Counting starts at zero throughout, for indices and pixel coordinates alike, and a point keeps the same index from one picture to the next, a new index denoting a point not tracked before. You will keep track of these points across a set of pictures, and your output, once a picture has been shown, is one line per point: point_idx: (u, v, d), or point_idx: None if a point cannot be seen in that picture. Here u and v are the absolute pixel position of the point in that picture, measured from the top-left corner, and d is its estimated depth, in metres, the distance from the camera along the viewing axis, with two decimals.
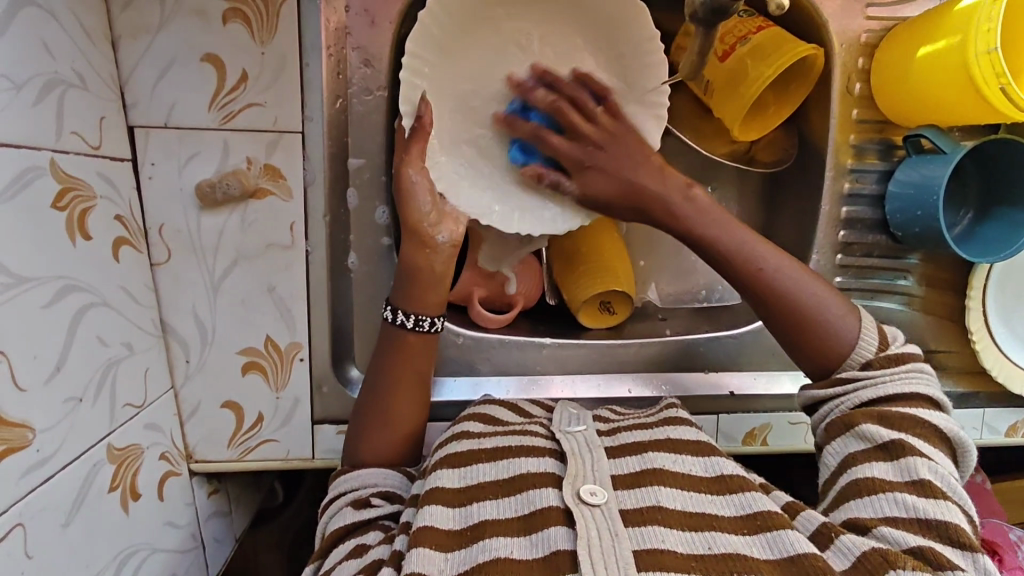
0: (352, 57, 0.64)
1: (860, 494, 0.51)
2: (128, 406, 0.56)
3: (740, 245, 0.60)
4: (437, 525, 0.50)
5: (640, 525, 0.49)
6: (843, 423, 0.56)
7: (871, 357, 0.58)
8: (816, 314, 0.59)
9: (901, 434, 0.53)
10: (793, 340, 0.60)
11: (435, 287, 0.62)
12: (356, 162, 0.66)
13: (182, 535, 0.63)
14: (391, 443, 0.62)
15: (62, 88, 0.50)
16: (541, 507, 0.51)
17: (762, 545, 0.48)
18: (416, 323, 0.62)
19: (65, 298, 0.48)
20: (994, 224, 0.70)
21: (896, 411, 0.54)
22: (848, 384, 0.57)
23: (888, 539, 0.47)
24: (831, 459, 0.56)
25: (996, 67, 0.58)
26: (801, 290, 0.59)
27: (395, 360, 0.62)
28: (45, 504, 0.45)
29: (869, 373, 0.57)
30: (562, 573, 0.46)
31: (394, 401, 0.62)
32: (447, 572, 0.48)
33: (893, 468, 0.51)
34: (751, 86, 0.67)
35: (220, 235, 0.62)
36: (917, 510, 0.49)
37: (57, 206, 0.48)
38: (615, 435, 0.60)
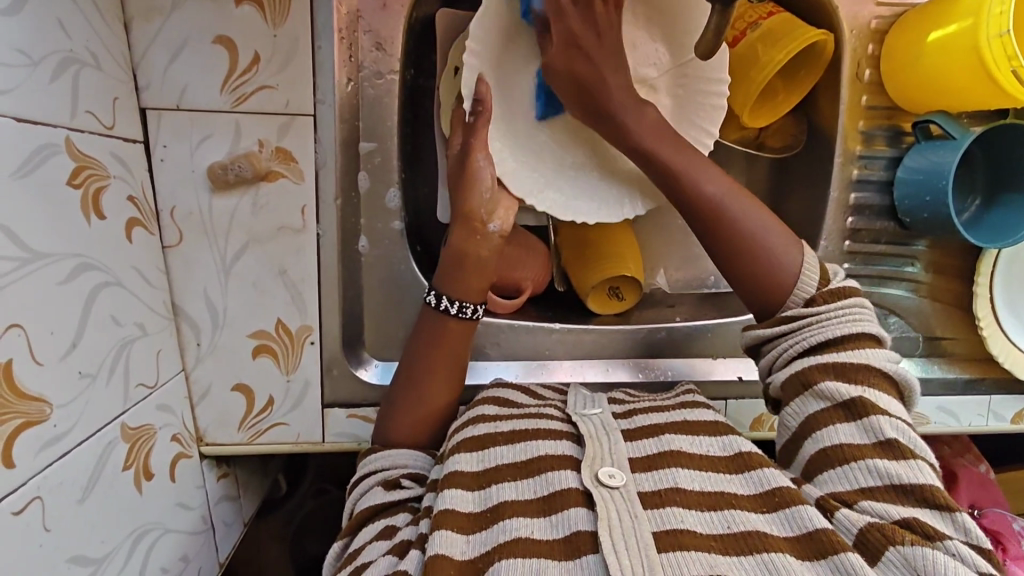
0: (363, 40, 0.64)
1: (833, 464, 0.51)
2: (141, 386, 0.56)
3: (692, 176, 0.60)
4: (458, 508, 0.51)
5: (659, 506, 0.49)
6: (800, 379, 0.55)
7: (814, 294, 0.57)
8: (754, 245, 0.59)
9: (860, 390, 0.53)
10: (735, 271, 0.60)
11: (477, 269, 0.62)
12: (367, 146, 0.66)
13: (194, 517, 0.64)
14: (424, 426, 0.63)
15: (76, 66, 0.50)
16: (559, 488, 0.51)
17: (781, 521, 0.48)
18: (458, 311, 0.62)
19: (80, 275, 0.48)
20: (1001, 210, 0.71)
21: (847, 356, 0.54)
22: (792, 323, 0.57)
23: (873, 513, 0.48)
24: (792, 420, 0.55)
25: (1008, 50, 0.59)
26: (754, 229, 0.59)
27: (433, 346, 0.63)
28: (62, 479, 0.45)
29: (812, 313, 0.56)
30: (583, 554, 0.46)
31: (426, 385, 0.62)
32: (469, 552, 0.48)
33: (858, 431, 0.51)
34: (761, 72, 0.67)
35: (232, 217, 0.62)
36: (891, 476, 0.49)
37: (72, 183, 0.49)
38: (631, 417, 0.60)
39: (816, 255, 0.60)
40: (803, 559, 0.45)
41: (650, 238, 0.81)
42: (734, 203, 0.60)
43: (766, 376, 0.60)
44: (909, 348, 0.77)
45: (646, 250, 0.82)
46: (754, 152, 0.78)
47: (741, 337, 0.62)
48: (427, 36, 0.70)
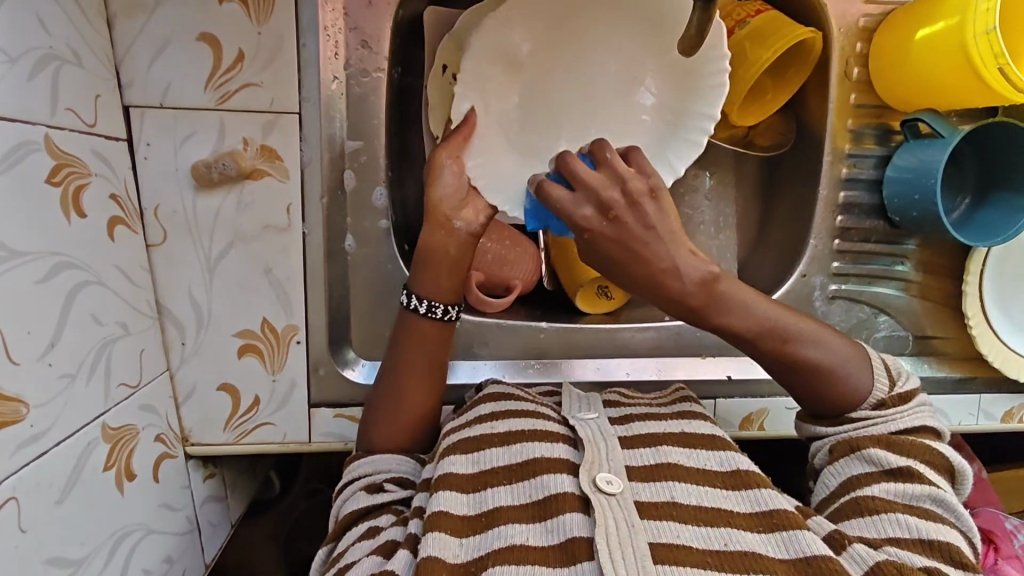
0: (349, 38, 0.64)
1: (863, 513, 0.51)
2: (124, 386, 0.56)
3: (751, 310, 0.55)
4: (451, 510, 0.50)
5: (656, 519, 0.49)
6: (848, 445, 0.56)
7: (885, 396, 0.58)
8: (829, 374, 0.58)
9: (909, 460, 0.53)
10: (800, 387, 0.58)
11: (445, 270, 0.61)
12: (354, 144, 0.66)
13: (179, 518, 0.63)
14: (409, 428, 0.62)
15: (56, 63, 0.49)
16: (556, 492, 0.51)
17: (777, 545, 0.47)
18: (428, 310, 0.62)
19: (60, 274, 0.48)
20: (991, 208, 0.70)
21: (907, 439, 0.55)
22: (860, 422, 0.57)
23: (896, 555, 0.48)
24: (832, 480, 0.56)
25: (993, 47, 0.58)
26: (823, 357, 0.57)
27: (405, 349, 0.62)
28: (39, 480, 0.45)
29: (875, 414, 0.57)
30: (579, 561, 0.46)
31: (404, 390, 0.62)
32: (462, 556, 0.48)
33: (896, 492, 0.52)
34: (748, 70, 0.67)
35: (217, 215, 0.62)
36: (921, 530, 0.49)
37: (52, 181, 0.48)
38: (627, 423, 0.60)
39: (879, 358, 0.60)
40: None
41: None
42: (810, 343, 0.58)
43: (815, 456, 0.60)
44: (899, 347, 0.77)
45: None
46: (744, 149, 0.80)
47: (797, 429, 0.62)
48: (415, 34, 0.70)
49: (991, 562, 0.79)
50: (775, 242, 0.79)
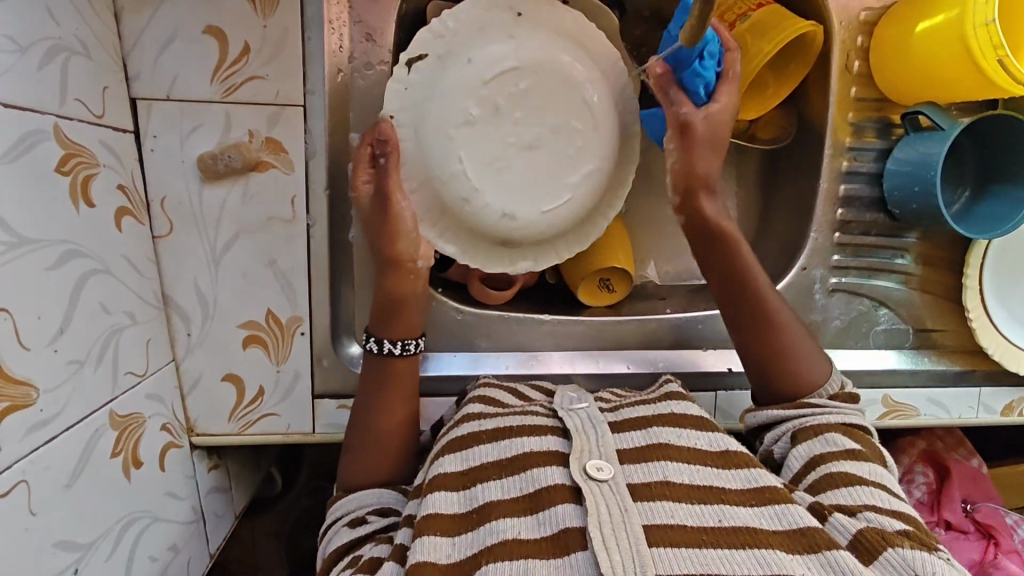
0: (353, 32, 0.64)
1: (839, 483, 0.53)
2: (130, 374, 0.56)
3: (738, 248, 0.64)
4: (442, 511, 0.51)
5: (649, 500, 0.50)
6: (811, 430, 0.58)
7: (835, 391, 0.62)
8: (786, 345, 0.63)
9: (862, 446, 0.57)
10: (773, 387, 0.63)
11: (412, 304, 0.64)
12: (357, 137, 0.66)
13: (184, 507, 0.64)
14: (388, 461, 0.63)
15: (65, 54, 0.50)
16: (546, 485, 0.51)
17: (771, 516, 0.49)
18: (401, 349, 0.63)
19: (69, 261, 0.49)
20: (991, 201, 0.71)
21: (856, 431, 0.59)
22: (815, 409, 0.60)
23: (873, 521, 0.49)
24: (796, 462, 0.58)
25: (993, 39, 0.59)
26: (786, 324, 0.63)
27: (381, 387, 0.63)
28: (48, 464, 0.45)
29: (825, 403, 0.61)
30: (573, 552, 0.46)
31: (380, 424, 0.62)
32: (453, 556, 0.48)
33: (863, 468, 0.54)
34: (750, 63, 0.67)
35: (222, 207, 0.63)
36: (890, 502, 0.52)
37: (60, 170, 0.49)
38: (617, 410, 0.61)
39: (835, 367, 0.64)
40: (793, 554, 0.46)
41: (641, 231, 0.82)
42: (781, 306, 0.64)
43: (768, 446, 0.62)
44: (899, 340, 0.77)
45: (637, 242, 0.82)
46: (746, 144, 0.77)
47: (745, 419, 0.65)
48: (418, 29, 0.71)
49: (991, 558, 0.80)
50: (777, 236, 0.79)
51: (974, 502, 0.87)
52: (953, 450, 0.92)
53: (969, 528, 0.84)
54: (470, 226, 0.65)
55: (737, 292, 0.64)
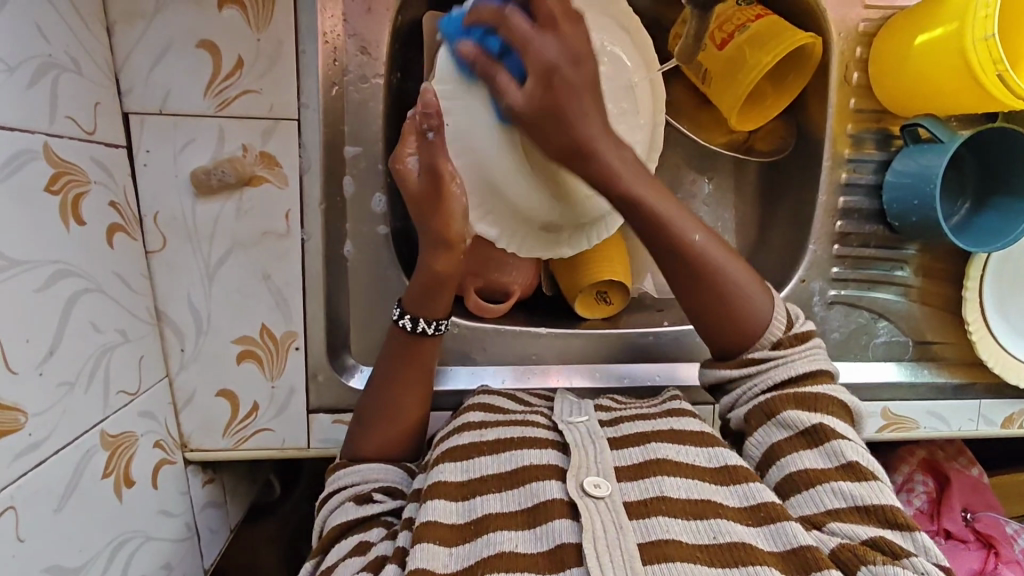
0: (348, 44, 0.64)
1: (798, 490, 0.52)
2: (123, 393, 0.56)
3: (675, 222, 0.56)
4: (440, 520, 0.50)
5: (645, 517, 0.49)
6: (765, 411, 0.57)
7: (781, 336, 0.59)
8: (735, 302, 0.58)
9: (819, 416, 0.55)
10: (720, 337, 0.60)
11: (450, 290, 0.61)
12: (353, 150, 0.66)
13: (178, 524, 0.63)
14: (399, 442, 0.62)
15: (55, 71, 0.49)
16: (545, 500, 0.51)
17: (766, 537, 0.49)
18: (435, 329, 0.62)
19: (59, 281, 0.48)
20: (990, 214, 0.70)
21: (809, 391, 0.57)
22: (760, 365, 0.58)
23: (841, 533, 0.49)
24: (756, 450, 0.57)
25: (992, 54, 0.58)
26: (726, 276, 0.58)
27: (406, 365, 0.62)
28: (36, 488, 0.45)
29: (773, 356, 0.58)
30: (567, 568, 0.46)
31: (399, 403, 0.62)
32: (451, 566, 0.48)
33: (822, 456, 0.53)
34: (748, 75, 0.67)
35: (216, 222, 0.62)
36: (854, 498, 0.50)
37: (50, 189, 0.48)
38: (616, 426, 0.60)
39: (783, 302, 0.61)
40: (786, 573, 0.46)
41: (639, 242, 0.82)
42: (716, 251, 0.58)
43: (728, 411, 0.61)
44: (899, 353, 0.77)
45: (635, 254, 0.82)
46: (744, 156, 0.77)
47: (702, 375, 0.64)
48: (415, 40, 0.70)
49: (991, 567, 0.80)
50: (775, 247, 0.79)
51: (974, 513, 0.86)
52: (953, 460, 0.91)
53: (969, 538, 0.83)
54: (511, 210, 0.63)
55: (681, 261, 0.58)
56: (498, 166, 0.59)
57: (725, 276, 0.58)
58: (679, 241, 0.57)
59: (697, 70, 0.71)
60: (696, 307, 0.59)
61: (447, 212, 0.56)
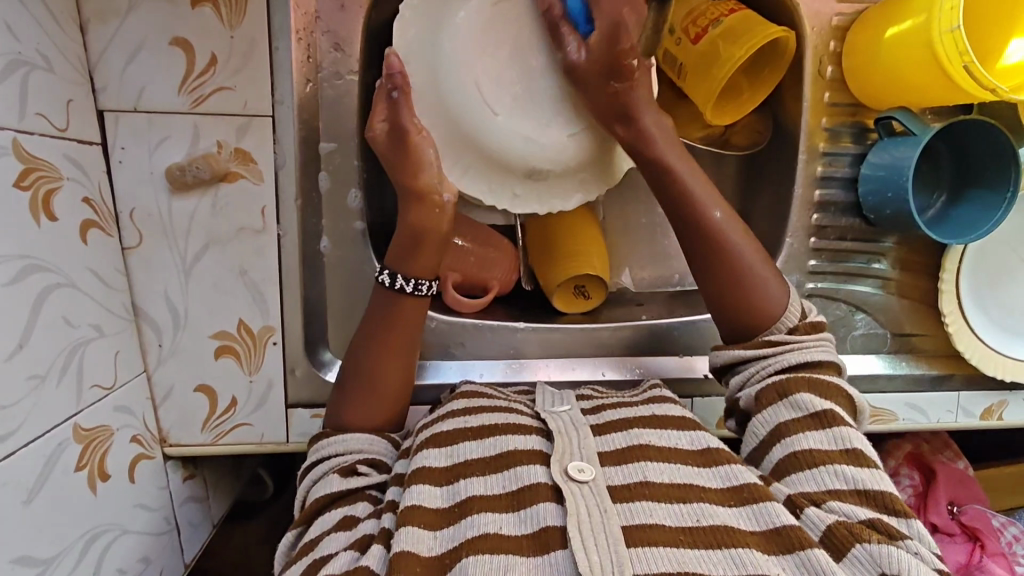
0: (322, 41, 0.64)
1: (802, 467, 0.52)
2: (97, 387, 0.56)
3: (701, 206, 0.62)
4: (424, 504, 0.51)
5: (629, 501, 0.50)
6: (778, 390, 0.57)
7: (796, 324, 0.61)
8: (746, 282, 0.62)
9: (830, 403, 0.55)
10: (734, 325, 0.63)
11: (432, 246, 0.62)
12: (328, 146, 0.66)
13: (156, 518, 0.64)
14: (383, 404, 0.63)
15: (25, 69, 0.50)
16: (530, 483, 0.51)
17: (748, 516, 0.49)
18: (414, 288, 0.62)
19: (29, 277, 0.49)
20: (966, 206, 0.71)
21: (822, 377, 0.58)
22: (777, 346, 0.60)
23: (841, 513, 0.49)
24: (762, 428, 0.56)
25: (959, 46, 0.58)
26: (746, 263, 0.62)
27: (388, 324, 0.63)
28: (5, 480, 0.45)
29: (792, 339, 0.60)
30: (552, 550, 0.46)
31: (381, 363, 0.62)
32: (436, 549, 0.48)
33: (827, 439, 0.53)
34: (721, 69, 0.67)
35: (192, 218, 0.63)
36: (858, 481, 0.51)
37: (19, 185, 0.49)
38: (599, 413, 0.60)
39: (797, 292, 0.63)
40: (769, 554, 0.47)
41: (618, 237, 0.82)
42: (741, 244, 0.62)
43: (737, 393, 0.61)
44: (877, 345, 0.77)
45: (614, 248, 0.82)
46: (720, 150, 0.77)
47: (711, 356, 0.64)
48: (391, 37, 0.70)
49: (977, 560, 0.80)
50: (754, 242, 0.79)
51: (960, 505, 0.87)
52: (938, 453, 0.91)
53: (955, 531, 0.83)
54: (492, 161, 0.63)
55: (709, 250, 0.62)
56: (472, 113, 0.61)
57: (745, 265, 0.62)
58: (713, 239, 0.62)
59: (672, 63, 0.72)
60: (716, 290, 0.62)
61: (415, 160, 0.58)
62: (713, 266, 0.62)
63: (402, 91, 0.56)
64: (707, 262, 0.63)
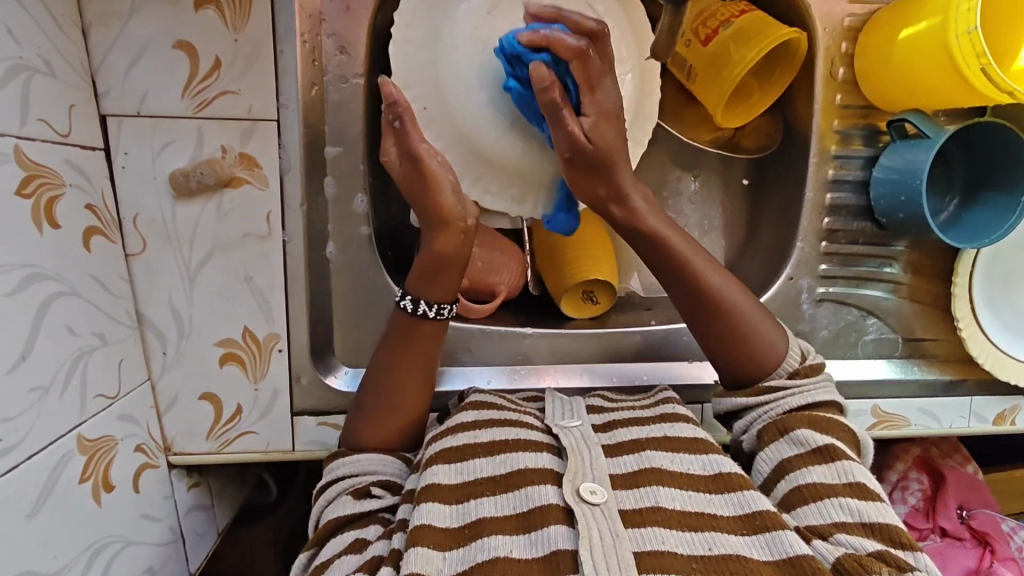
0: (327, 44, 0.64)
1: (806, 501, 0.52)
2: (101, 397, 0.55)
3: (689, 260, 0.59)
4: (434, 523, 0.50)
5: (640, 526, 0.49)
6: (778, 427, 0.57)
7: (797, 367, 0.61)
8: (744, 335, 0.60)
9: (830, 438, 0.54)
10: (734, 372, 0.61)
11: (454, 271, 0.60)
12: (334, 150, 0.65)
13: (161, 528, 0.63)
14: (390, 429, 0.62)
15: (26, 74, 0.49)
16: (540, 504, 0.50)
17: (760, 545, 0.48)
18: (436, 313, 0.61)
19: (32, 285, 0.48)
20: (979, 210, 0.70)
21: (822, 415, 0.57)
22: (776, 392, 0.59)
23: (847, 544, 0.48)
24: (764, 466, 0.56)
25: (976, 48, 0.58)
26: (742, 311, 0.60)
27: (403, 347, 0.62)
28: (9, 494, 0.44)
29: (789, 383, 0.59)
30: (563, 574, 0.46)
31: (399, 384, 0.62)
32: (445, 572, 0.47)
33: (830, 473, 0.52)
34: (732, 71, 0.66)
35: (196, 224, 0.62)
36: (862, 513, 0.50)
37: (22, 193, 0.48)
38: (611, 432, 0.59)
39: (793, 334, 0.63)
40: None
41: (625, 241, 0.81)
42: (730, 289, 0.61)
43: (743, 436, 0.61)
44: (889, 350, 0.76)
45: (621, 252, 0.81)
46: (731, 152, 0.78)
47: (715, 404, 0.63)
48: None
49: (987, 566, 0.79)
50: (763, 246, 0.78)
51: (969, 510, 0.86)
52: (947, 458, 0.90)
53: (964, 536, 0.82)
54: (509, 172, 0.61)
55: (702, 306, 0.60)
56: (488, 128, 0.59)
57: (738, 316, 0.60)
58: (699, 282, 0.60)
59: (681, 66, 0.71)
60: (716, 345, 0.61)
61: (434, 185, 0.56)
62: (708, 318, 0.60)
63: (405, 120, 0.55)
64: (700, 317, 0.61)
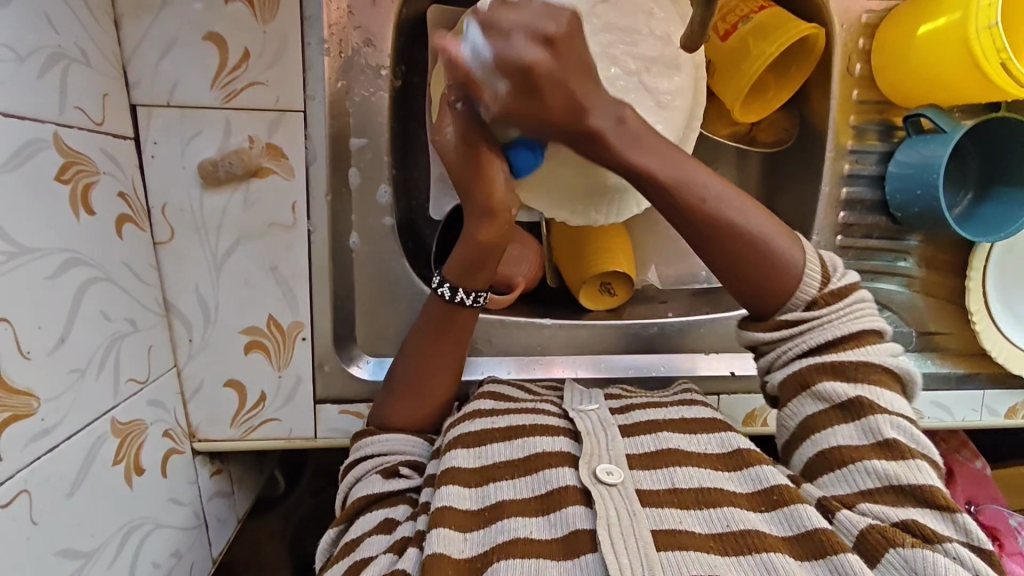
0: (354, 36, 0.65)
1: (832, 468, 0.51)
2: (132, 381, 0.56)
3: (689, 176, 0.53)
4: (456, 505, 0.51)
5: (658, 506, 0.50)
6: (800, 382, 0.54)
7: (816, 294, 0.54)
8: (755, 249, 0.54)
9: (856, 387, 0.52)
10: (760, 303, 0.56)
11: (493, 262, 0.61)
12: (358, 142, 0.66)
13: (186, 512, 0.64)
14: (419, 412, 0.63)
15: (64, 62, 0.50)
16: (558, 486, 0.51)
17: (779, 521, 0.48)
18: (474, 300, 0.62)
19: (70, 270, 0.49)
20: (994, 203, 0.71)
21: (849, 357, 0.53)
22: (799, 325, 0.54)
23: (873, 514, 0.48)
24: (791, 420, 0.55)
25: (996, 43, 0.59)
26: (752, 236, 0.54)
27: (437, 337, 0.63)
28: (51, 473, 0.45)
29: (814, 314, 0.54)
30: (581, 555, 0.47)
31: (432, 372, 0.63)
32: (468, 551, 0.48)
33: (857, 432, 0.51)
34: (752, 65, 0.67)
35: (223, 214, 0.63)
36: (890, 478, 0.49)
37: (60, 178, 0.49)
38: (627, 414, 0.60)
39: (815, 250, 0.56)
40: (798, 558, 0.46)
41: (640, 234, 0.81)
42: (729, 205, 0.54)
43: (765, 374, 0.58)
44: (902, 343, 0.76)
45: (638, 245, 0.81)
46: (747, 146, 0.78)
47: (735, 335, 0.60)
48: (419, 32, 0.70)
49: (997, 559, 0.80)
50: None
51: (977, 505, 0.87)
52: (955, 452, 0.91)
53: None
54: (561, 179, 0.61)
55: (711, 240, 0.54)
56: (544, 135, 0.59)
57: (742, 223, 0.54)
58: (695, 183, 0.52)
59: None
60: (730, 270, 0.55)
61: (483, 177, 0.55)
62: (714, 244, 0.54)
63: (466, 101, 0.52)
64: (709, 248, 0.55)
